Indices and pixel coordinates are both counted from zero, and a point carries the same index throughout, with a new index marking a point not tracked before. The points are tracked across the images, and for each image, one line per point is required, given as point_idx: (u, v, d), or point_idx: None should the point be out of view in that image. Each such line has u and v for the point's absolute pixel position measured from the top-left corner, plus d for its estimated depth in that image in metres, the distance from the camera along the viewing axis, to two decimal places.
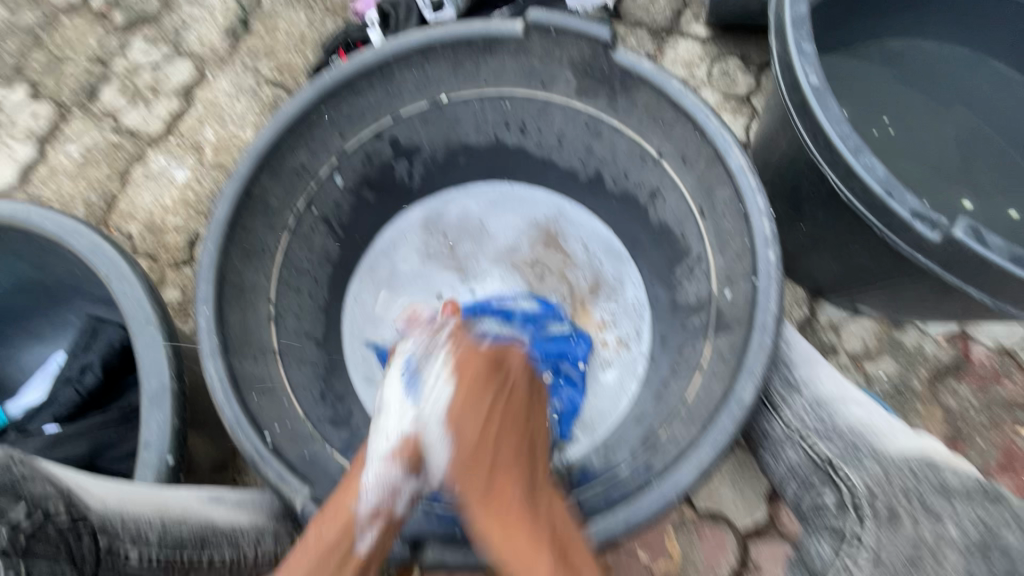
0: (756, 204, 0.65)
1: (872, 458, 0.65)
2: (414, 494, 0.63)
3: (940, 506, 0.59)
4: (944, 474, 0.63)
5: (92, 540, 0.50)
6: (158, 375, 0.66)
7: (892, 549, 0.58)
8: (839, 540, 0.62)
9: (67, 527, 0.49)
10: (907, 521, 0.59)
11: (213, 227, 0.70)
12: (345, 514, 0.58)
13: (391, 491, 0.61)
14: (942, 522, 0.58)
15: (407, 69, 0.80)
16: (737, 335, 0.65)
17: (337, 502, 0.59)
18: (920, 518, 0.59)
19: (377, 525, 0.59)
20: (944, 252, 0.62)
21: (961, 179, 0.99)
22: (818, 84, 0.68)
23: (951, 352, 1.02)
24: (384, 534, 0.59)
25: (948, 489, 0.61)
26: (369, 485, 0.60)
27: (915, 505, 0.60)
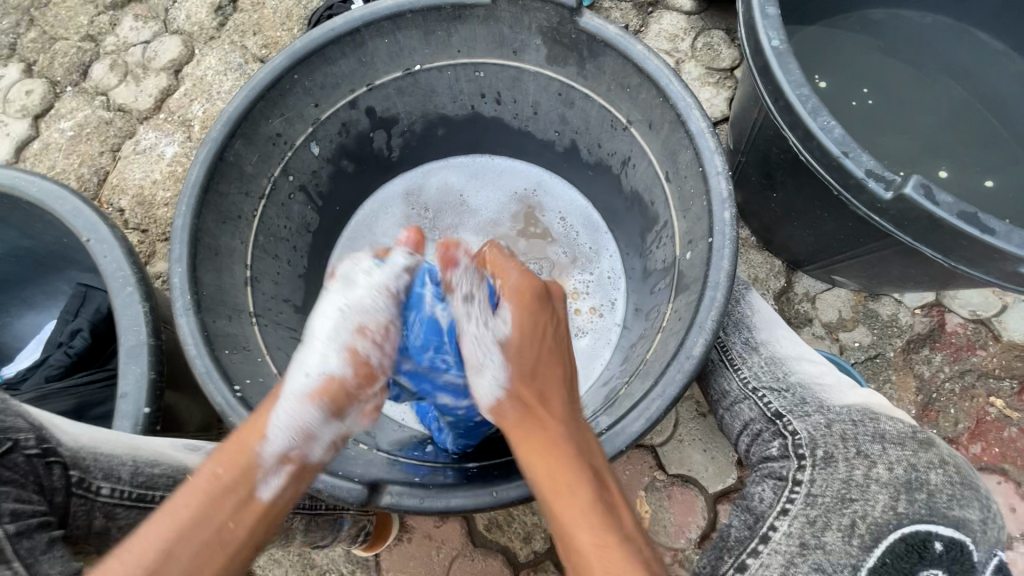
0: (715, 164, 0.66)
1: (817, 411, 0.66)
2: (329, 437, 0.62)
3: (875, 450, 0.59)
4: (882, 423, 0.63)
5: (62, 472, 0.54)
6: (135, 331, 0.69)
7: (826, 487, 0.57)
8: (778, 482, 0.61)
9: (37, 458, 0.53)
10: (842, 463, 0.59)
11: (187, 190, 0.72)
12: (247, 456, 0.56)
13: (302, 434, 0.59)
14: (874, 465, 0.58)
15: (379, 37, 0.81)
16: (693, 293, 0.66)
17: (239, 442, 0.56)
18: (855, 461, 0.59)
19: (284, 470, 0.57)
20: (898, 211, 0.63)
21: (940, 148, 0.98)
22: (780, 46, 0.68)
23: (927, 322, 1.03)
24: (292, 480, 0.57)
25: (883, 437, 0.61)
26: (277, 427, 0.58)
27: (852, 450, 0.60)
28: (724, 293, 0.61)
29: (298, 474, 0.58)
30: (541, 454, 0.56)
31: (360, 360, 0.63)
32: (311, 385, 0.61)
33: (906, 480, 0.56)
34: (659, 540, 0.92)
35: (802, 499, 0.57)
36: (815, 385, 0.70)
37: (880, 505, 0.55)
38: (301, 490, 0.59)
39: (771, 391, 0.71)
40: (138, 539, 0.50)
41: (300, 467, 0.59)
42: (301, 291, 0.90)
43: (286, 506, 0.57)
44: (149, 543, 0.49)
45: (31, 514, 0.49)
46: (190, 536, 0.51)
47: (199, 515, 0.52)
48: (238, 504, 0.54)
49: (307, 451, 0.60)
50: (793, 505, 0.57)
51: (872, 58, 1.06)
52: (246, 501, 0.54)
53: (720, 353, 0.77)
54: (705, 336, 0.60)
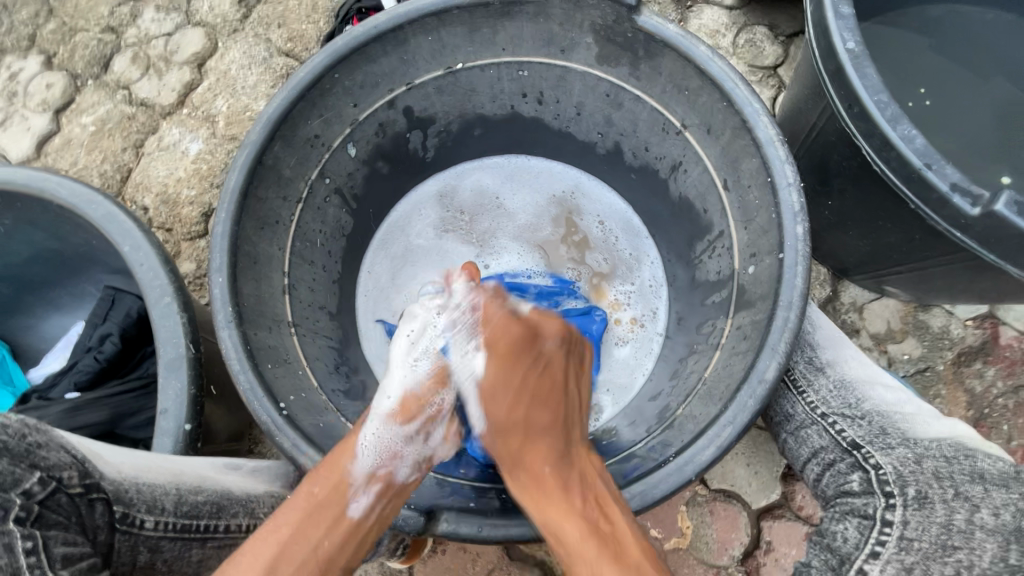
0: (785, 175, 0.62)
1: (902, 444, 0.63)
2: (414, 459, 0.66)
3: (975, 493, 0.56)
4: (978, 460, 0.60)
5: (105, 509, 0.51)
6: (174, 344, 0.66)
7: (923, 532, 0.55)
8: (864, 520, 0.58)
9: (80, 497, 0.50)
10: (938, 505, 0.56)
11: (226, 196, 0.69)
12: (339, 473, 0.59)
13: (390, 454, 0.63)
14: (978, 509, 0.55)
15: (422, 34, 0.77)
16: (761, 312, 0.63)
17: (332, 461, 0.59)
18: (954, 503, 0.56)
19: (372, 489, 0.61)
20: (983, 226, 0.59)
21: (1000, 153, 0.94)
22: (855, 49, 0.64)
23: (979, 335, 0.99)
24: (382, 497, 0.61)
25: (983, 478, 0.58)
26: (366, 445, 0.62)
27: (948, 490, 0.57)
28: (799, 314, 0.57)
29: (386, 491, 0.62)
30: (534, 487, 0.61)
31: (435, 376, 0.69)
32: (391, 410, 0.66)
33: (1017, 527, 0.54)
34: (701, 555, 0.89)
35: (895, 543, 0.55)
36: (893, 416, 0.67)
37: (988, 555, 0.52)
38: (385, 510, 0.61)
39: (843, 418, 0.69)
40: (247, 555, 0.55)
41: (387, 485, 0.62)
42: (335, 298, 0.87)
43: (373, 523, 0.61)
44: (262, 554, 0.55)
45: (81, 557, 0.47)
46: (296, 543, 0.56)
47: (304, 530, 0.57)
48: (331, 521, 0.58)
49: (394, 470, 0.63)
50: (884, 548, 0.55)
51: (926, 57, 1.01)
52: (337, 519, 0.59)
53: (784, 377, 0.75)
54: (778, 360, 0.56)
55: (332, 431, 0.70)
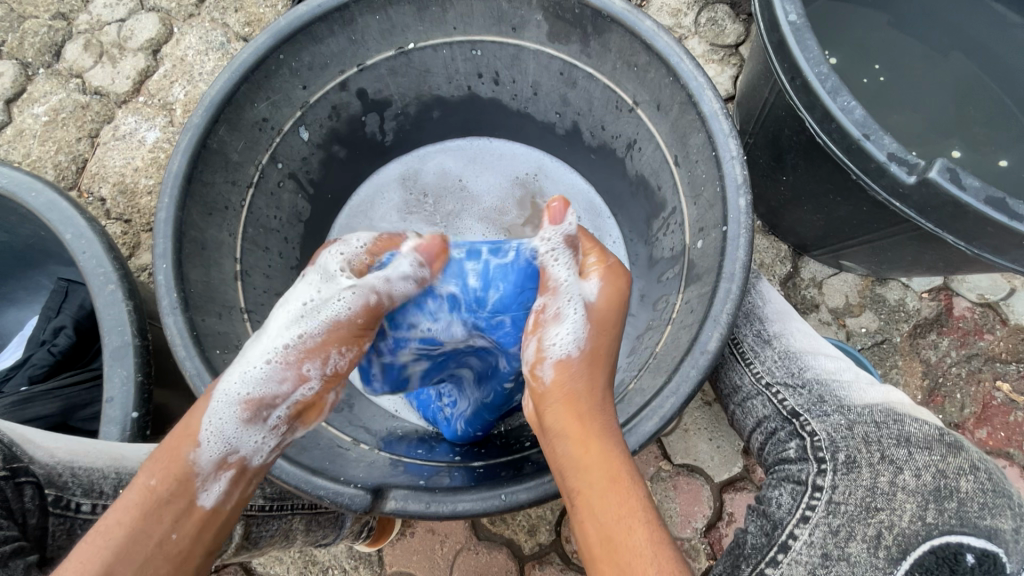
0: (728, 148, 0.63)
1: (836, 411, 0.65)
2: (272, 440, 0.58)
3: (900, 455, 0.59)
4: (907, 425, 0.62)
5: (35, 493, 0.52)
6: (120, 331, 0.65)
7: (850, 494, 0.58)
8: (797, 486, 0.61)
9: (6, 481, 0.50)
10: (865, 469, 0.58)
11: (169, 180, 0.67)
12: (181, 465, 0.53)
13: (242, 436, 0.56)
14: (900, 471, 0.58)
15: (370, 14, 0.76)
16: (706, 284, 0.63)
17: (171, 454, 0.53)
18: (879, 466, 0.58)
19: (224, 477, 0.55)
20: (920, 196, 0.60)
21: (951, 128, 0.95)
22: (797, 21, 0.64)
23: (934, 307, 1.01)
24: (235, 484, 0.55)
25: (908, 441, 0.60)
26: (212, 432, 0.55)
27: (875, 454, 0.59)
28: (740, 286, 0.58)
29: (241, 476, 0.56)
30: (578, 417, 0.56)
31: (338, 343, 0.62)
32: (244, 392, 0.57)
33: (933, 488, 0.56)
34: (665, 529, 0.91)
35: (824, 507, 0.58)
36: (831, 382, 0.68)
37: (906, 514, 0.55)
38: (245, 495, 0.57)
39: (786, 387, 0.70)
40: (73, 561, 0.47)
41: (241, 471, 0.56)
42: (294, 284, 0.87)
43: (232, 510, 0.55)
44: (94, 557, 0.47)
45: (6, 541, 0.48)
46: (137, 542, 0.49)
47: (148, 524, 0.50)
48: (177, 515, 0.51)
49: (248, 454, 0.57)
50: (814, 513, 0.58)
51: (883, 32, 1.01)
52: (188, 510, 0.52)
53: (732, 347, 0.76)
54: (720, 331, 0.57)
55: None
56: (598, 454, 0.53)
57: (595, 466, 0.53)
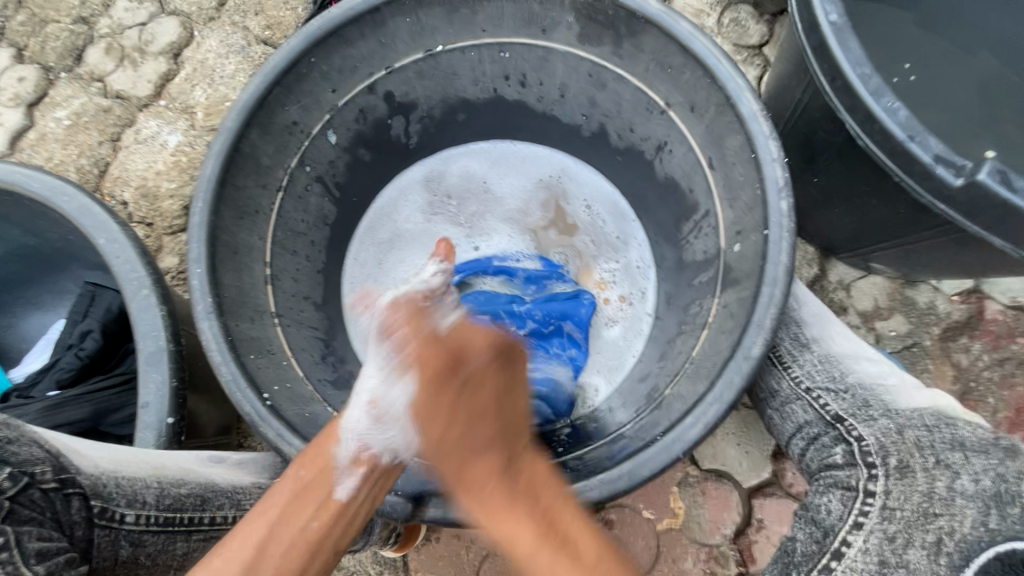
0: (769, 151, 0.61)
1: (883, 415, 0.64)
2: (395, 442, 0.62)
3: (955, 460, 0.58)
4: (960, 429, 0.61)
5: (82, 504, 0.52)
6: (154, 337, 0.65)
7: (905, 500, 0.57)
8: (847, 492, 0.60)
9: (55, 492, 0.51)
10: (919, 474, 0.58)
11: (202, 184, 0.67)
12: (322, 461, 0.59)
13: (373, 438, 0.61)
14: (958, 476, 0.57)
15: (400, 16, 0.76)
16: (746, 289, 0.62)
17: (315, 449, 0.59)
18: (934, 471, 0.58)
19: (355, 475, 0.60)
20: (966, 199, 0.59)
21: (984, 128, 0.93)
22: (838, 21, 0.63)
23: (965, 309, 1.00)
24: (365, 481, 0.60)
25: (962, 445, 0.60)
26: (348, 434, 0.60)
27: (929, 459, 0.59)
28: (783, 290, 0.57)
29: (373, 473, 0.61)
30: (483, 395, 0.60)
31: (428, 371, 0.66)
32: (370, 403, 0.62)
33: (993, 493, 0.56)
34: (693, 535, 0.90)
35: (878, 513, 0.58)
36: (876, 388, 0.68)
37: (968, 520, 0.55)
38: (374, 491, 0.61)
39: (826, 392, 0.69)
40: (236, 537, 0.55)
41: (372, 468, 0.61)
42: (320, 288, 0.86)
43: (359, 505, 0.60)
44: (251, 536, 0.55)
45: (56, 553, 0.48)
46: (285, 525, 0.56)
47: (292, 512, 0.57)
48: (318, 504, 0.58)
49: (378, 453, 0.61)
50: (868, 520, 0.58)
51: (911, 31, 1.00)
52: (326, 500, 0.58)
53: (769, 352, 0.74)
54: (764, 337, 0.56)
55: (319, 420, 0.69)
56: (496, 512, 0.54)
57: (501, 512, 0.54)
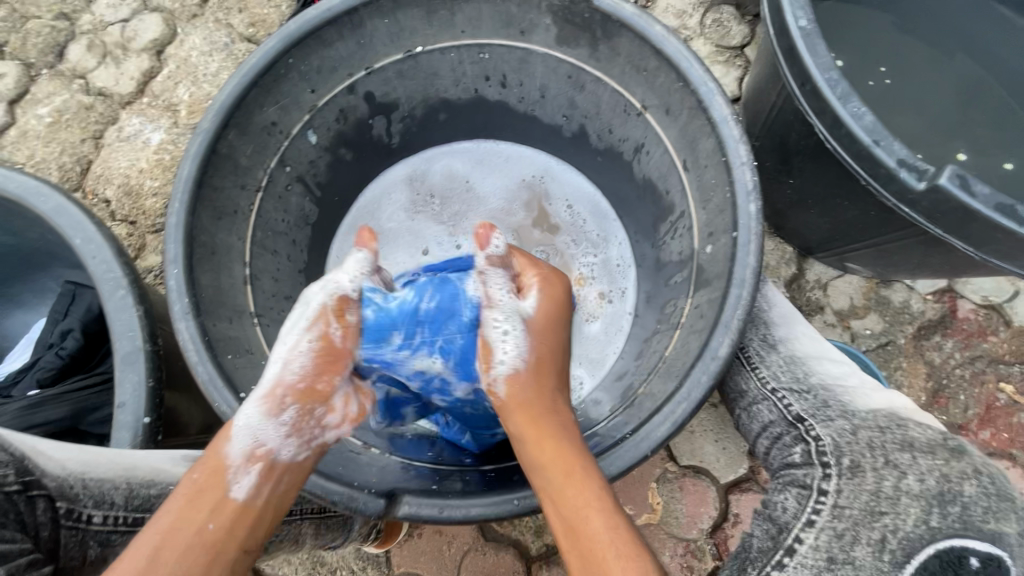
0: (739, 154, 0.63)
1: (841, 416, 0.66)
2: (292, 435, 0.61)
3: (903, 460, 0.60)
4: (910, 430, 0.63)
5: (46, 506, 0.54)
6: (130, 336, 0.65)
7: (854, 498, 0.58)
8: (802, 491, 0.62)
9: (18, 492, 0.53)
10: (869, 473, 0.59)
11: (179, 186, 0.66)
12: (216, 459, 0.58)
13: (268, 433, 0.60)
14: (904, 475, 0.59)
15: (378, 17, 0.76)
16: (716, 290, 0.63)
17: (209, 449, 0.59)
18: (883, 471, 0.59)
19: (254, 468, 0.58)
20: (928, 202, 0.60)
21: (956, 130, 0.95)
22: (808, 27, 0.64)
23: (938, 308, 1.02)
24: (264, 477, 0.58)
25: (911, 446, 0.61)
26: (239, 427, 0.59)
27: (878, 460, 0.60)
28: (751, 291, 0.58)
29: (272, 471, 0.59)
30: (534, 422, 0.61)
31: (329, 366, 0.65)
32: (263, 399, 0.61)
33: (937, 492, 0.57)
34: (671, 530, 0.92)
35: (829, 511, 0.59)
36: (837, 388, 0.70)
37: (911, 519, 0.56)
38: (278, 490, 0.59)
39: (791, 392, 0.71)
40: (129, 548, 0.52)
41: (270, 465, 0.59)
42: (301, 287, 0.87)
43: (263, 505, 0.58)
44: (140, 548, 0.52)
45: (15, 555, 0.50)
46: (177, 531, 0.53)
47: (193, 513, 0.54)
48: (213, 504, 0.55)
49: (277, 449, 0.60)
50: (819, 517, 0.59)
51: (888, 34, 1.01)
52: (222, 502, 0.56)
53: (739, 353, 0.77)
54: (731, 336, 0.57)
55: None
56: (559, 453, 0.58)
57: (551, 438, 0.60)
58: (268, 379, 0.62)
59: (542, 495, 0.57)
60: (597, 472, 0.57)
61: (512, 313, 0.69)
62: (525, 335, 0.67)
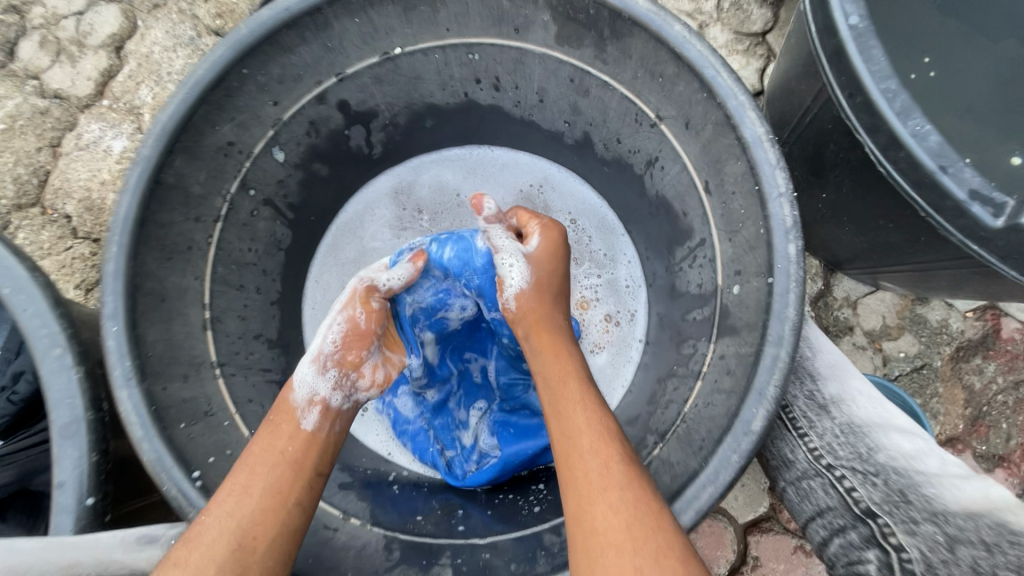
0: (775, 182, 0.52)
1: (928, 519, 0.49)
2: (341, 388, 0.63)
3: None
4: None
5: None
6: (70, 404, 0.56)
7: None
8: None
9: None
10: None
11: (117, 226, 0.57)
12: (284, 406, 0.60)
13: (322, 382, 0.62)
14: None
15: (347, 17, 0.65)
16: (746, 344, 0.54)
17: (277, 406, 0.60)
18: None
19: (315, 409, 0.60)
20: (1003, 241, 0.51)
21: (1009, 132, 0.83)
22: (859, 25, 0.53)
23: (979, 327, 0.92)
24: (324, 419, 0.60)
25: None
26: (298, 381, 0.61)
27: None
28: (790, 351, 0.49)
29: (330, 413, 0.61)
30: (540, 329, 0.65)
31: (350, 326, 0.64)
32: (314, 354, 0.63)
33: None
34: None
35: None
36: (912, 472, 0.55)
37: None
38: (335, 430, 0.60)
39: (854, 473, 0.55)
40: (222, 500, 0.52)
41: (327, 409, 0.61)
42: (275, 322, 0.78)
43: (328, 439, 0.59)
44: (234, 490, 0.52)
45: None
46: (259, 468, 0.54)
47: (251, 479, 0.53)
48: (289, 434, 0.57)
49: (330, 399, 0.61)
50: None
51: (933, 19, 0.89)
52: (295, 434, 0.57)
53: (781, 412, 0.63)
54: (767, 407, 0.48)
55: None
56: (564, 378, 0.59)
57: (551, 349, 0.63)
58: (313, 345, 0.64)
59: (544, 402, 0.60)
60: (582, 364, 0.62)
61: (513, 252, 0.68)
62: (525, 263, 0.67)
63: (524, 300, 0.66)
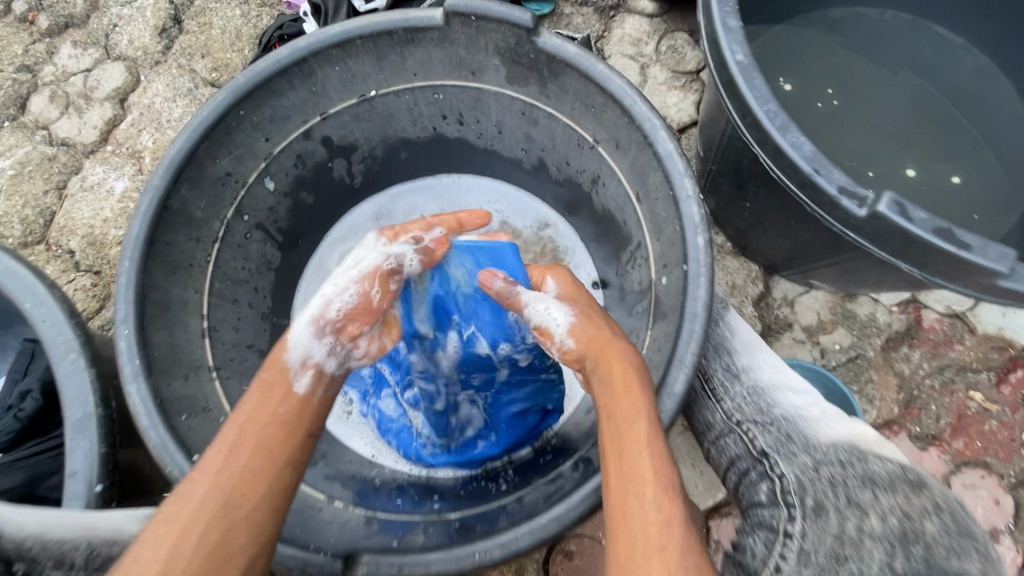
0: (685, 187, 0.63)
1: (803, 451, 0.61)
2: (333, 352, 0.69)
3: (865, 499, 0.54)
4: (872, 465, 0.59)
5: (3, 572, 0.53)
6: (82, 400, 0.62)
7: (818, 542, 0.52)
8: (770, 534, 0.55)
9: None
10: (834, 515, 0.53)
11: (129, 244, 0.66)
12: (279, 362, 0.65)
13: (327, 345, 0.69)
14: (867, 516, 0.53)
15: (329, 66, 0.76)
16: (671, 324, 0.64)
17: (272, 355, 0.65)
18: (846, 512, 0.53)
19: (309, 372, 0.65)
20: (871, 227, 0.61)
21: (906, 148, 0.92)
22: (744, 60, 0.66)
23: (904, 318, 1.03)
24: (317, 381, 0.66)
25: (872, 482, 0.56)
26: (297, 339, 0.67)
27: (841, 498, 0.55)
28: (703, 323, 0.58)
29: (324, 376, 0.67)
30: (599, 347, 0.63)
31: (361, 297, 0.73)
32: (331, 317, 0.70)
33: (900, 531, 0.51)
34: None
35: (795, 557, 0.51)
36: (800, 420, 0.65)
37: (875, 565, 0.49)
38: (326, 392, 0.66)
39: (756, 424, 0.66)
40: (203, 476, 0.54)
41: (320, 372, 0.67)
42: (266, 333, 0.86)
43: (319, 402, 0.65)
44: (219, 473, 0.54)
45: None
46: (239, 448, 0.56)
47: (238, 439, 0.56)
48: (284, 392, 0.62)
49: (323, 363, 0.67)
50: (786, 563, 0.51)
51: (835, 54, 0.99)
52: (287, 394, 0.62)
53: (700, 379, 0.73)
54: (685, 372, 0.58)
55: None
56: (617, 397, 0.57)
57: (614, 361, 0.60)
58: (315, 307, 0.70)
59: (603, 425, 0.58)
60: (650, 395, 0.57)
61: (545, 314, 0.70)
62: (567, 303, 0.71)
63: (580, 333, 0.67)
